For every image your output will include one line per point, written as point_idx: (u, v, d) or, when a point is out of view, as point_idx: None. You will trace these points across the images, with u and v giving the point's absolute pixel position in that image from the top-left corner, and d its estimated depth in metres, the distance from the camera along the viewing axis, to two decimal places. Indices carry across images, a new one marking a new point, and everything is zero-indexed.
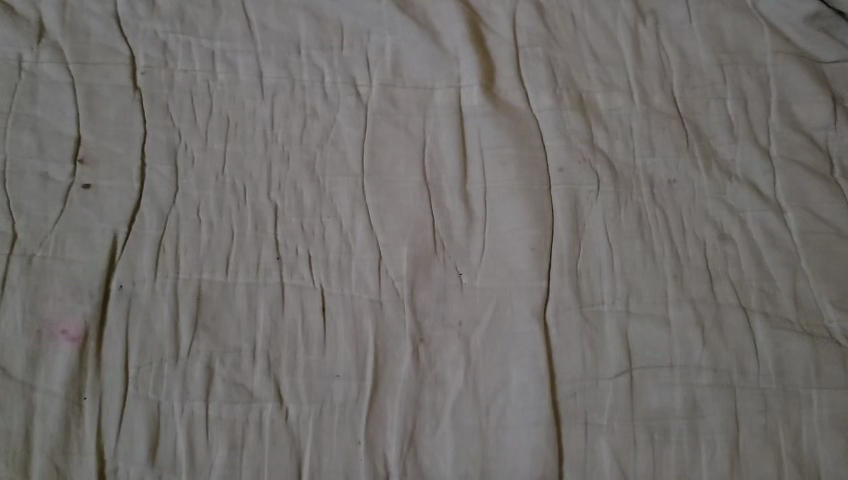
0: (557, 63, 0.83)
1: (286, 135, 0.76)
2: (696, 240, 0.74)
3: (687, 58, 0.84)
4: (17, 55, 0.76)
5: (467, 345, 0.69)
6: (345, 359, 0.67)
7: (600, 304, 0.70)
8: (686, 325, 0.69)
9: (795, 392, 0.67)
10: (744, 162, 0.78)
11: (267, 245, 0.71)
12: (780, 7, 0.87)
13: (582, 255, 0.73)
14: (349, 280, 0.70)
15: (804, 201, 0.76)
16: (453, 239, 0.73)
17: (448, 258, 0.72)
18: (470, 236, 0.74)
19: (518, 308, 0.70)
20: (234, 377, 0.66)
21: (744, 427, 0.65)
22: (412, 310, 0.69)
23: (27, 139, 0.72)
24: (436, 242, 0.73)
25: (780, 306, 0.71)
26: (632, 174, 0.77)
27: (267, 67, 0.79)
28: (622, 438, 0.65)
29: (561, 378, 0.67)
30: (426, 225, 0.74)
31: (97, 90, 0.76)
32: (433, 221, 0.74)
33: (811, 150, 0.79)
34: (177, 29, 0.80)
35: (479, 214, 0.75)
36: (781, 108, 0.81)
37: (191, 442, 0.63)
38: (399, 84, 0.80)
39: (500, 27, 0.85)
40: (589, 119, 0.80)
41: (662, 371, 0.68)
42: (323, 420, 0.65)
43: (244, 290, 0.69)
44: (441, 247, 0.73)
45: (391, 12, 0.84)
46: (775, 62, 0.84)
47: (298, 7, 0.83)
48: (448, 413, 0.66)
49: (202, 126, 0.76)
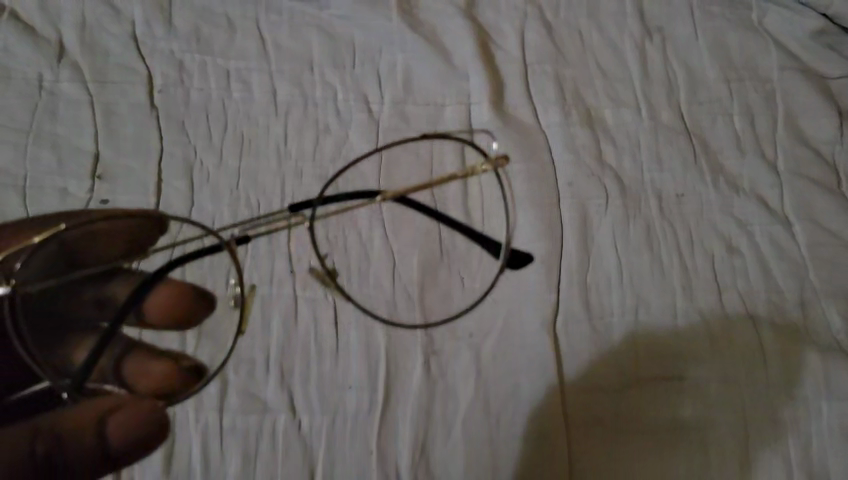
0: (564, 79, 0.84)
1: (300, 150, 0.78)
2: (704, 252, 0.74)
3: (693, 73, 0.85)
4: (37, 74, 0.78)
5: (477, 353, 0.69)
6: (357, 368, 0.68)
7: (609, 315, 0.71)
8: (694, 335, 0.70)
9: (804, 402, 0.67)
10: (751, 175, 0.79)
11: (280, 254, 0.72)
12: (784, 24, 0.89)
13: (590, 266, 0.73)
14: (366, 286, 0.71)
15: (810, 213, 0.77)
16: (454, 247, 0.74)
17: (450, 264, 0.74)
18: (472, 244, 0.74)
19: (528, 319, 0.71)
20: (248, 386, 0.66)
21: (754, 436, 0.66)
22: (424, 315, 0.71)
23: (48, 156, 0.74)
24: (440, 250, 0.74)
25: (787, 316, 0.71)
26: (640, 187, 0.78)
27: (281, 84, 0.81)
28: (631, 447, 0.65)
29: (570, 387, 0.68)
30: (432, 232, 0.74)
31: (114, 107, 0.78)
32: (438, 228, 0.75)
33: (817, 162, 0.80)
34: (193, 48, 0.82)
35: (476, 224, 0.76)
36: (787, 121, 0.82)
37: (205, 450, 0.64)
38: (410, 99, 0.82)
39: (509, 45, 0.87)
40: (596, 133, 0.81)
41: (671, 382, 0.68)
42: (335, 427, 0.65)
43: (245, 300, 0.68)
44: (444, 252, 0.74)
45: (402, 30, 0.86)
46: (780, 76, 0.85)
47: (311, 27, 0.85)
48: (459, 422, 0.66)
49: (216, 141, 0.77)
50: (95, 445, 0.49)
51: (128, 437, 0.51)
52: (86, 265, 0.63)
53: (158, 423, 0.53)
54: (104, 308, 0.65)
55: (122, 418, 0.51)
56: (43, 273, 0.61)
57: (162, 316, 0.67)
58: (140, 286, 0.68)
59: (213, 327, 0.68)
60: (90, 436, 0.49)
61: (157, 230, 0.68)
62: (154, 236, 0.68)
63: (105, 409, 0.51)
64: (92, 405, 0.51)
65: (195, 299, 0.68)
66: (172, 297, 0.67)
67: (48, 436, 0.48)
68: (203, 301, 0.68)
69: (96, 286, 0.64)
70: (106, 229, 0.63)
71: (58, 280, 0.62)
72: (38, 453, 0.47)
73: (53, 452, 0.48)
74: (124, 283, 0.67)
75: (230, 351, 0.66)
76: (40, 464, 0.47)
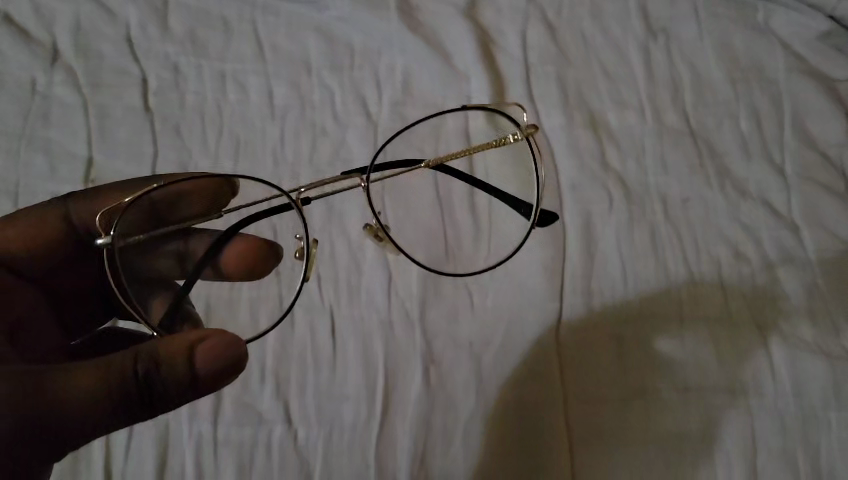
0: (567, 81, 0.83)
1: (297, 154, 0.77)
2: (710, 259, 0.73)
3: (698, 75, 0.84)
4: (30, 78, 0.77)
5: (478, 364, 0.68)
6: (355, 379, 0.66)
7: (613, 323, 0.69)
8: (701, 344, 0.68)
9: (813, 414, 0.65)
10: (758, 180, 0.77)
11: (282, 248, 0.70)
12: (792, 26, 0.87)
13: (594, 273, 0.72)
14: (359, 299, 0.70)
15: (818, 219, 0.75)
16: (461, 247, 0.74)
17: (456, 264, 0.72)
18: (478, 245, 0.74)
19: (529, 327, 0.69)
20: (243, 397, 0.65)
21: (762, 449, 0.64)
22: (423, 330, 0.69)
23: (40, 160, 0.73)
24: (446, 249, 0.73)
25: (796, 324, 0.69)
26: (645, 192, 0.76)
27: (278, 87, 0.80)
28: (636, 460, 0.63)
29: (573, 398, 0.66)
30: (438, 235, 0.74)
31: (108, 110, 0.76)
32: (444, 231, 0.75)
33: (825, 166, 0.78)
34: (188, 50, 0.81)
35: (484, 223, 0.76)
36: (795, 124, 0.80)
37: (198, 463, 0.62)
38: (410, 103, 0.81)
39: (511, 46, 0.85)
40: (600, 137, 0.79)
41: (677, 394, 0.66)
42: (333, 439, 0.64)
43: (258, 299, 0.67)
44: (449, 255, 0.73)
45: (401, 31, 0.84)
46: (787, 79, 0.83)
47: (309, 28, 0.84)
48: (459, 435, 0.64)
49: (212, 145, 0.76)
50: (184, 372, 0.49)
51: (214, 363, 0.50)
52: (169, 223, 0.66)
53: (237, 357, 0.52)
54: (184, 262, 0.67)
55: (205, 347, 0.50)
56: (129, 232, 0.62)
57: (236, 268, 0.68)
58: (216, 243, 0.70)
59: (223, 299, 0.68)
60: (180, 363, 0.49)
61: (228, 194, 0.68)
62: (226, 199, 0.69)
63: (193, 339, 0.50)
64: (178, 337, 0.51)
65: (265, 254, 0.69)
66: (244, 247, 0.69)
67: (146, 358, 0.48)
68: (272, 253, 0.70)
69: (178, 240, 0.68)
70: (190, 189, 0.65)
71: (147, 233, 0.64)
72: (137, 376, 0.48)
73: (151, 374, 0.48)
74: (204, 240, 0.70)
75: (291, 302, 0.66)
76: (141, 386, 0.48)
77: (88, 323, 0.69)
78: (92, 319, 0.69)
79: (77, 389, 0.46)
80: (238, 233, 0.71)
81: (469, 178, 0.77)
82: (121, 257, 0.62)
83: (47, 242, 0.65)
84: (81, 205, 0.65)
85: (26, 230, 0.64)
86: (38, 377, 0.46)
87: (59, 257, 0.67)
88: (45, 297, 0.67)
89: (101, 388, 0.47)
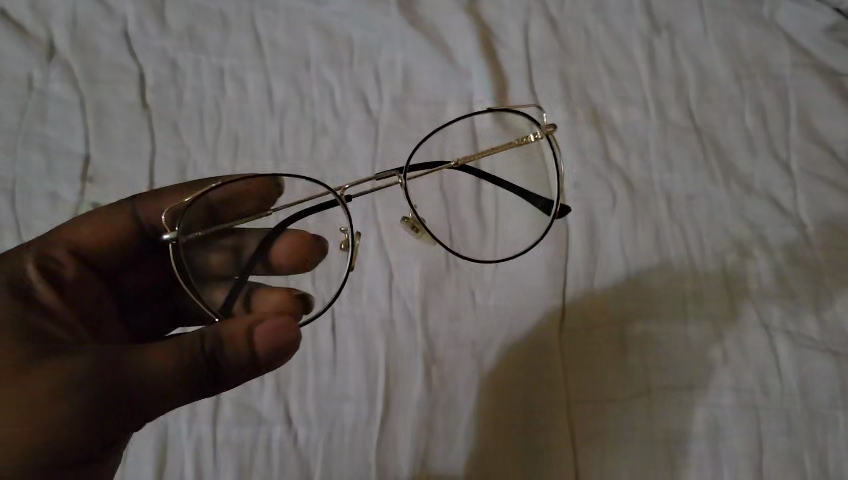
0: (569, 77, 0.82)
1: (297, 151, 0.76)
2: (715, 257, 0.72)
3: (703, 70, 0.83)
4: (27, 75, 0.76)
5: (480, 364, 0.67)
6: (356, 380, 0.65)
7: (618, 322, 0.68)
8: (706, 344, 0.67)
9: (821, 413, 0.64)
10: (764, 177, 0.76)
11: (328, 242, 0.67)
12: (797, 19, 0.86)
13: (597, 271, 0.71)
14: (360, 298, 0.69)
15: (825, 216, 0.74)
16: (467, 242, 0.72)
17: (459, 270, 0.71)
18: (484, 241, 0.72)
19: (529, 326, 0.68)
20: (243, 398, 0.64)
21: (767, 449, 0.63)
22: (424, 330, 0.68)
23: (37, 158, 0.72)
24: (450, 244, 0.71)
25: (803, 323, 0.68)
26: (649, 188, 0.75)
27: (277, 83, 0.79)
28: (641, 460, 0.63)
29: (577, 399, 0.65)
30: (444, 230, 0.72)
31: (106, 108, 0.75)
32: (449, 228, 0.72)
33: (832, 162, 0.77)
34: (186, 46, 0.80)
35: (489, 222, 0.74)
36: (801, 120, 0.79)
37: (197, 465, 0.61)
38: (411, 99, 0.80)
39: (512, 41, 0.84)
40: (603, 133, 0.78)
41: (682, 393, 0.65)
42: (333, 440, 0.63)
43: (301, 296, 0.65)
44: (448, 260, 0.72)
45: (402, 26, 0.83)
46: (793, 73, 0.82)
47: (308, 23, 0.83)
48: (461, 436, 0.64)
49: (211, 142, 0.75)
50: (246, 353, 0.49)
51: (273, 344, 0.50)
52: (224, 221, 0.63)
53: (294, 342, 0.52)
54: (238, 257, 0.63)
55: (264, 329, 0.50)
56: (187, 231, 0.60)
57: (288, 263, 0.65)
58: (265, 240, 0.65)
59: None
60: (242, 344, 0.50)
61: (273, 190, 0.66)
62: (271, 196, 0.66)
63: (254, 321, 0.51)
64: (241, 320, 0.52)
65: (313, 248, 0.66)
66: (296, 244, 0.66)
67: (211, 337, 0.49)
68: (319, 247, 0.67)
69: (232, 236, 0.63)
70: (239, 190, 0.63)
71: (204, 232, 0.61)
72: (204, 354, 0.48)
73: (216, 353, 0.49)
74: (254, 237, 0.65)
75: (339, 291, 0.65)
76: (206, 363, 0.49)
77: (155, 327, 0.66)
78: (159, 323, 0.66)
79: (155, 368, 0.47)
80: (285, 229, 0.67)
81: (475, 171, 0.76)
82: (185, 252, 0.59)
83: (120, 242, 0.62)
84: (144, 205, 0.63)
85: (99, 228, 0.62)
86: (116, 354, 0.47)
87: (131, 256, 0.64)
88: (114, 295, 0.63)
89: (170, 364, 0.47)
